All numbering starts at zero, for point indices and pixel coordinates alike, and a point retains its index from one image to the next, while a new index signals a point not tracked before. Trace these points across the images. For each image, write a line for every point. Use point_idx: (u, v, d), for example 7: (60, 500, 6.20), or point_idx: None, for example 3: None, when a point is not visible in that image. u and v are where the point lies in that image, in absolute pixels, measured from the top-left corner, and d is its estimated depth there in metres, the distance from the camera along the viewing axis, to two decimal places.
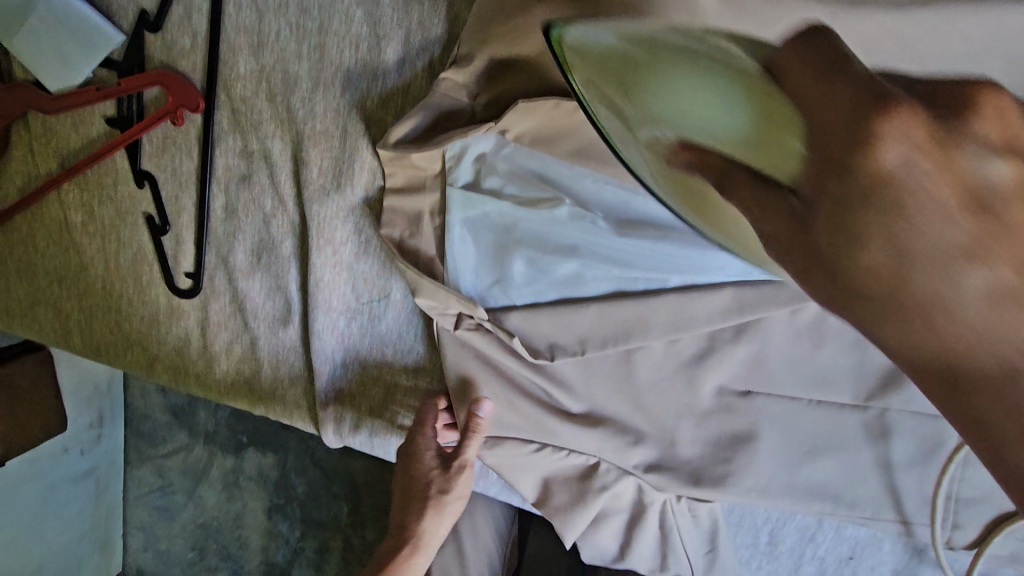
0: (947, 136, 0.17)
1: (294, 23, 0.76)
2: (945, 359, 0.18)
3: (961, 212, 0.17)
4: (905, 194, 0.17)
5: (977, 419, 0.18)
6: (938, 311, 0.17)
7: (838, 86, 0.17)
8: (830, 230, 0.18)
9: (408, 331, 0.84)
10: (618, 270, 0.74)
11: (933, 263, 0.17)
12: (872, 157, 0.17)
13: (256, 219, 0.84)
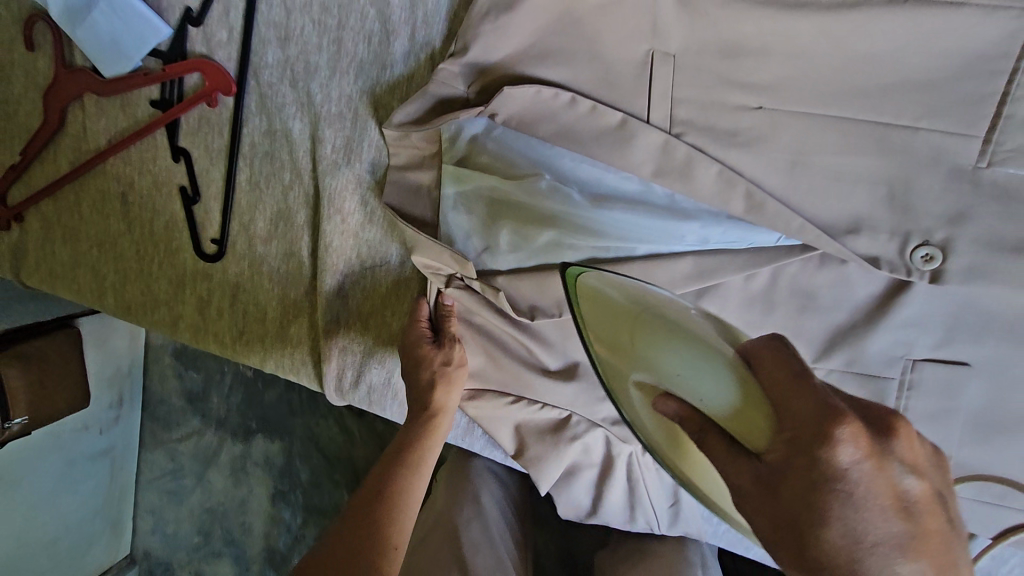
0: (865, 456, 0.41)
1: (316, 20, 0.88)
2: (784, 521, 0.42)
3: (895, 513, 0.41)
4: (844, 486, 0.40)
5: (785, 533, 0.42)
6: (834, 539, 0.41)
7: (806, 396, 0.43)
8: (796, 505, 0.42)
9: (405, 293, 0.93)
10: (590, 241, 0.83)
11: (843, 508, 0.41)
12: (831, 455, 0.40)
13: (276, 190, 0.95)
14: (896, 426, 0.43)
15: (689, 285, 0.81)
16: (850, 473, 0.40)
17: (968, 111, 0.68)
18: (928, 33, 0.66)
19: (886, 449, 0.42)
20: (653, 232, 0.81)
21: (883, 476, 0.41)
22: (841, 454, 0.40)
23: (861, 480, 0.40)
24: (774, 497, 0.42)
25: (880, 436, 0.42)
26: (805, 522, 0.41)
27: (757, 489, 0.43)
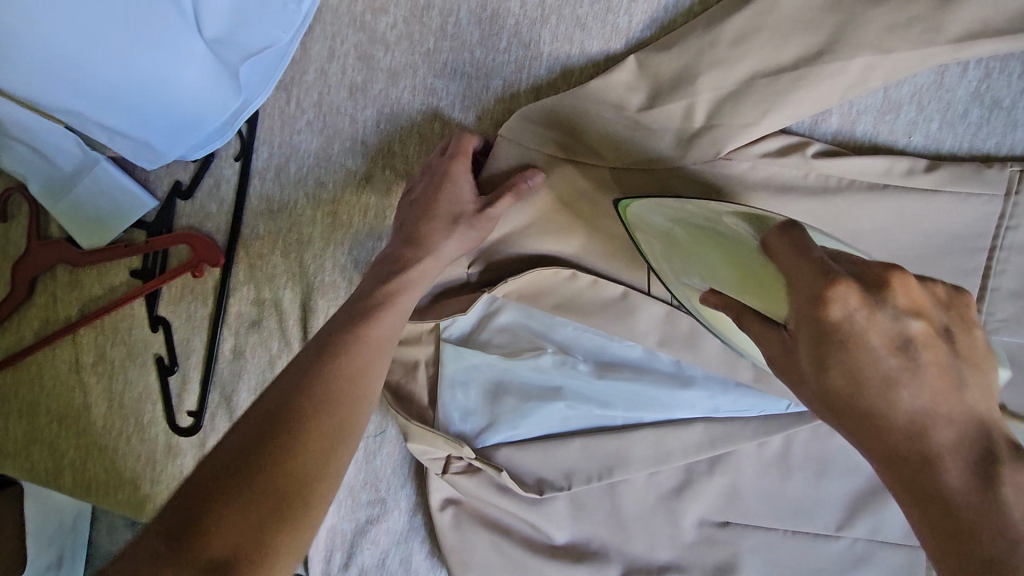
0: (866, 301, 0.40)
1: (311, 194, 0.88)
2: (845, 410, 0.39)
3: (896, 357, 0.39)
4: (856, 337, 0.39)
5: (885, 449, 0.38)
6: (898, 427, 0.38)
7: (806, 269, 0.43)
8: (838, 369, 0.39)
9: (400, 468, 0.87)
10: (599, 410, 0.80)
11: (879, 378, 0.38)
12: (826, 311, 0.40)
13: (261, 360, 0.91)
14: (895, 274, 0.41)
15: (703, 454, 0.77)
16: (872, 333, 0.39)
17: (959, 282, 0.71)
18: (909, 217, 0.71)
19: (883, 295, 0.40)
20: (661, 401, 0.78)
21: (895, 321, 0.39)
22: (857, 315, 0.39)
23: (884, 343, 0.39)
24: (821, 363, 0.40)
25: (884, 287, 0.40)
26: (855, 398, 0.39)
27: (810, 350, 0.41)
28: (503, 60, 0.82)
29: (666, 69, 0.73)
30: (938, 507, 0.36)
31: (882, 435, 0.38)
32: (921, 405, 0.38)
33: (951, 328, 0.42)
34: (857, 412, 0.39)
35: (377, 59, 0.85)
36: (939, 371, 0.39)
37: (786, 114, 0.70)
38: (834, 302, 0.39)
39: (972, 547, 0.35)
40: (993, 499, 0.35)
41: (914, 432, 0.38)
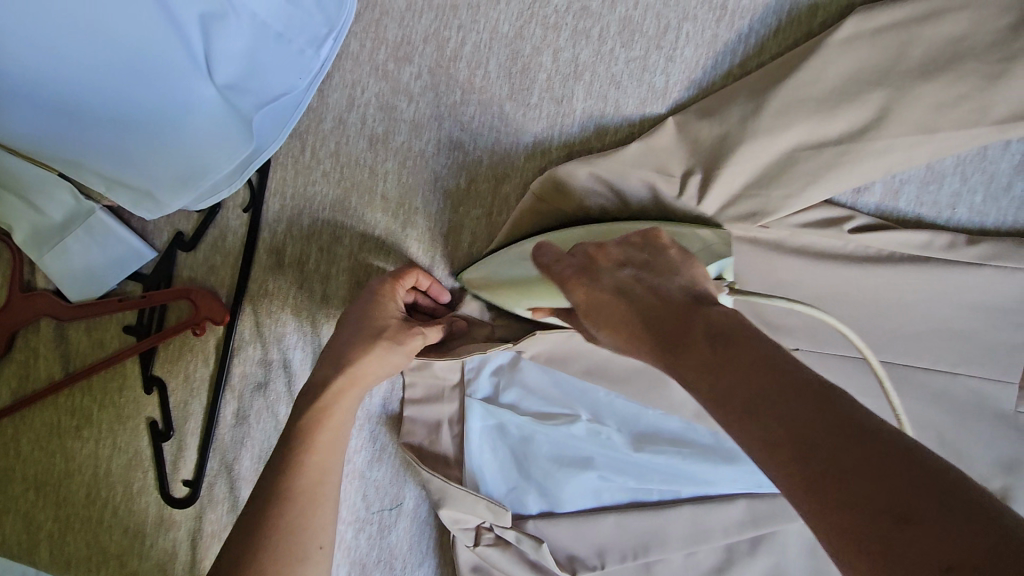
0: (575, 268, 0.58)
1: (324, 248, 0.83)
2: (628, 332, 0.52)
3: (615, 283, 0.54)
4: (580, 285, 0.56)
5: (660, 357, 0.48)
6: (631, 315, 0.51)
7: (553, 263, 0.61)
8: (592, 302, 0.55)
9: (419, 545, 0.81)
10: (634, 483, 0.75)
11: (609, 302, 0.53)
12: (569, 287, 0.57)
13: (267, 425, 0.84)
14: (599, 252, 0.59)
15: (746, 533, 0.73)
16: (605, 287, 0.54)
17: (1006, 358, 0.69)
18: (947, 288, 0.69)
19: (596, 269, 0.57)
20: (699, 475, 0.74)
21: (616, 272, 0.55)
22: (603, 281, 0.55)
23: (615, 292, 0.53)
24: (589, 308, 0.55)
25: (597, 265, 0.57)
26: (602, 314, 0.54)
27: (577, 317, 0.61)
28: (534, 116, 0.78)
29: (708, 135, 0.71)
30: (718, 387, 0.42)
31: (638, 336, 0.50)
32: (658, 305, 0.50)
33: (652, 257, 0.56)
34: (629, 331, 0.51)
35: (400, 110, 0.81)
36: (648, 290, 0.52)
37: (830, 185, 0.68)
38: (558, 273, 0.59)
39: (706, 381, 0.43)
40: (740, 355, 0.42)
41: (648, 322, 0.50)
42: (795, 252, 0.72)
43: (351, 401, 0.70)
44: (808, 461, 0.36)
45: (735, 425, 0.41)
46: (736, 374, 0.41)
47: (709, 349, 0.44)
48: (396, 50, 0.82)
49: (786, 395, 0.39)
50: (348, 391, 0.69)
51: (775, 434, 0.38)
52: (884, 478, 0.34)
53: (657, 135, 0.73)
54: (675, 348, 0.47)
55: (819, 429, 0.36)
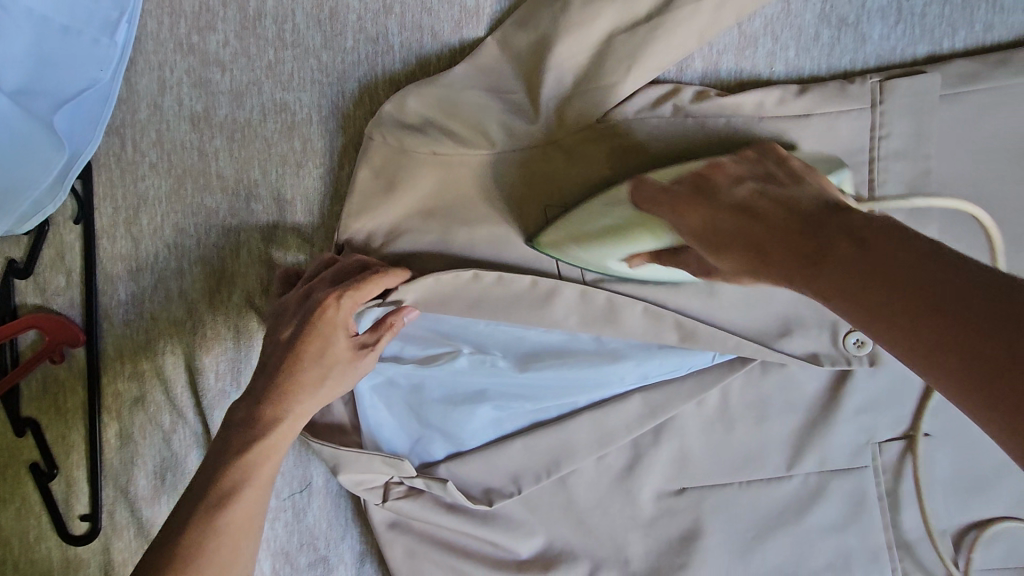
0: (690, 203, 0.53)
1: (171, 242, 0.78)
2: (747, 243, 0.48)
3: (746, 197, 0.51)
4: (714, 237, 0.51)
5: (784, 258, 0.46)
6: (732, 242, 0.49)
7: (662, 195, 0.56)
8: (701, 213, 0.52)
9: (337, 520, 0.79)
10: (531, 405, 0.75)
11: (687, 211, 0.53)
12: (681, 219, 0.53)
13: (154, 439, 0.80)
14: (713, 170, 0.55)
15: (647, 425, 0.74)
16: (690, 188, 0.55)
17: None
18: (788, 146, 0.69)
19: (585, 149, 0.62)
20: (590, 382, 0.74)
21: (669, 166, 0.59)
22: (678, 187, 0.55)
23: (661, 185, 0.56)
24: (713, 234, 0.51)
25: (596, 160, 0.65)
26: (743, 238, 0.49)
27: (703, 230, 0.52)
28: (353, 61, 0.75)
29: (526, 43, 0.70)
30: (850, 255, 0.41)
31: (749, 256, 0.48)
32: (751, 198, 0.50)
33: (774, 172, 0.53)
34: (739, 252, 0.49)
35: (215, 82, 0.77)
36: (697, 173, 0.56)
37: (650, 70, 0.68)
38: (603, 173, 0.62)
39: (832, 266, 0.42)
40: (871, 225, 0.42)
41: (782, 244, 0.46)
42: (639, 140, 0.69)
43: (342, 339, 0.64)
44: (910, 293, 0.37)
45: (839, 294, 0.41)
46: (840, 253, 0.42)
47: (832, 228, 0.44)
48: (196, 20, 0.77)
49: (869, 246, 0.41)
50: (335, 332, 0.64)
51: (864, 284, 0.40)
52: (967, 286, 0.36)
53: (480, 55, 0.71)
54: (767, 236, 0.47)
55: (886, 280, 0.39)
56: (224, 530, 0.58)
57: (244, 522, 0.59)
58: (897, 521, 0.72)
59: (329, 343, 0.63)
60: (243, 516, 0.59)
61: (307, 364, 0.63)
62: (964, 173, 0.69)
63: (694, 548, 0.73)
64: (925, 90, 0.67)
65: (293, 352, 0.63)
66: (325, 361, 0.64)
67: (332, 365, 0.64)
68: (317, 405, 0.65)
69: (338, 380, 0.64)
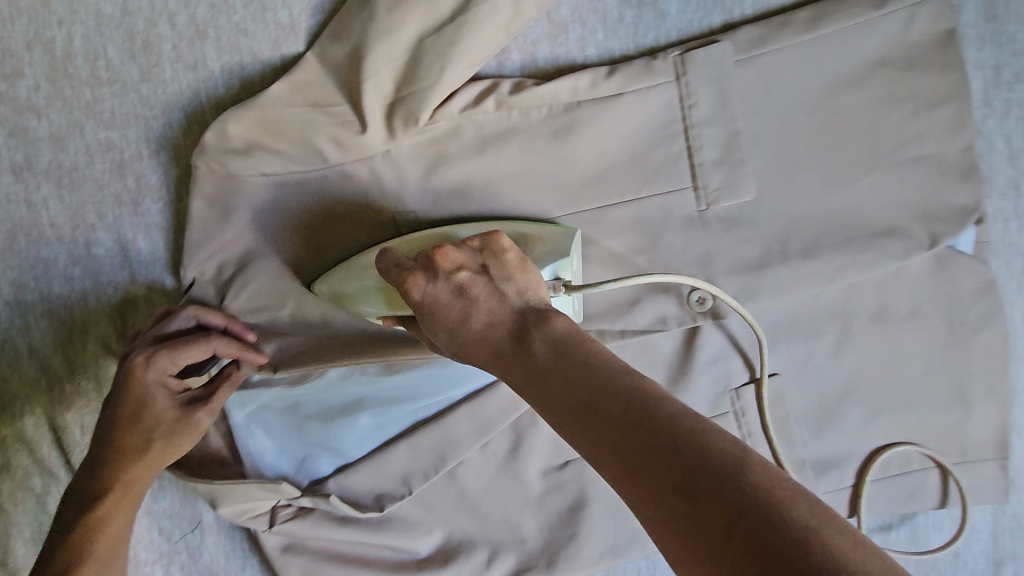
0: (476, 333, 0.50)
1: (12, 300, 0.75)
2: (565, 405, 0.44)
3: (539, 344, 0.47)
4: (525, 375, 0.47)
5: (589, 431, 0.42)
6: (540, 397, 0.46)
7: (469, 315, 0.50)
8: (510, 353, 0.48)
9: (234, 552, 0.78)
10: (409, 406, 0.77)
11: (488, 350, 0.49)
12: (484, 335, 0.50)
13: (28, 504, 0.77)
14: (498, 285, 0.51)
15: (522, 408, 0.77)
16: (546, 338, 0.47)
17: (672, 168, 0.74)
18: (605, 125, 0.73)
19: (435, 271, 0.52)
20: (461, 375, 0.76)
21: (480, 286, 0.51)
22: (535, 336, 0.48)
23: (481, 327, 0.50)
24: (534, 380, 0.46)
25: (434, 266, 0.53)
26: (544, 392, 0.46)
27: (514, 371, 0.48)
28: (175, 91, 0.74)
29: (342, 54, 0.71)
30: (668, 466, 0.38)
31: (565, 415, 0.44)
32: (576, 365, 0.45)
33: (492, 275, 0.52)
34: (547, 404, 0.45)
35: (33, 129, 0.74)
36: (485, 310, 0.50)
37: (464, 63, 0.69)
38: (416, 290, 0.53)
39: (639, 458, 0.39)
40: (694, 438, 0.39)
41: (587, 410, 0.43)
42: (471, 138, 0.73)
43: (164, 401, 0.67)
44: (725, 523, 0.36)
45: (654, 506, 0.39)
46: (646, 451, 0.39)
47: (628, 436, 0.40)
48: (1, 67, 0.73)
49: (722, 505, 0.36)
50: (155, 397, 0.66)
51: (679, 497, 0.38)
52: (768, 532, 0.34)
53: (299, 71, 0.71)
54: (591, 410, 0.42)
55: (688, 503, 0.37)
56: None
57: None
58: None
59: (149, 404, 0.66)
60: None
61: (129, 431, 0.66)
62: (768, 130, 0.74)
63: (581, 515, 0.77)
64: (720, 57, 0.72)
65: (116, 421, 0.66)
66: (150, 426, 0.66)
67: (159, 429, 0.67)
68: (154, 465, 0.67)
69: (166, 443, 0.67)
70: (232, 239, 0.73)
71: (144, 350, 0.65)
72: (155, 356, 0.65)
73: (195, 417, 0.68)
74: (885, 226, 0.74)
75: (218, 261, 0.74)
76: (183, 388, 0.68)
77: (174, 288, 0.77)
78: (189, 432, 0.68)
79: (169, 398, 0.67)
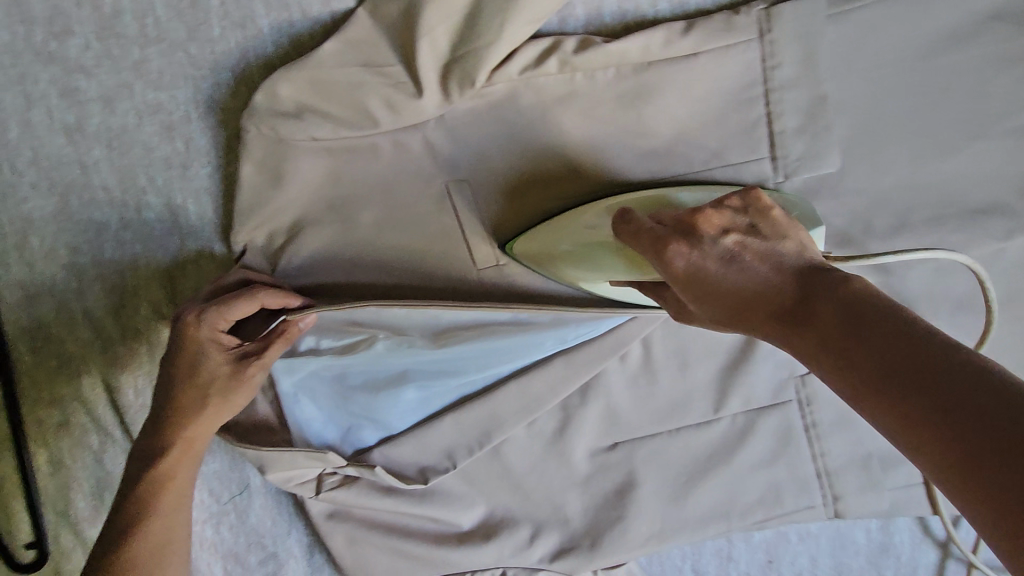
0: (743, 290, 0.46)
1: (67, 262, 0.76)
2: (843, 367, 0.40)
3: (814, 289, 0.43)
4: (787, 331, 0.43)
5: (867, 386, 0.39)
6: (810, 353, 0.42)
7: (742, 268, 0.46)
8: (778, 301, 0.44)
9: (281, 514, 0.79)
10: (455, 381, 0.74)
11: (748, 299, 0.45)
12: (735, 293, 0.46)
13: (87, 460, 0.79)
14: (699, 218, 0.50)
15: (572, 386, 0.74)
16: (833, 298, 0.42)
17: (747, 136, 0.69)
18: (670, 88, 0.68)
19: (698, 235, 0.49)
20: (509, 351, 0.72)
21: (732, 248, 0.47)
22: (821, 292, 0.43)
23: (746, 286, 0.45)
24: (806, 332, 0.42)
25: (697, 232, 0.49)
26: (819, 347, 0.42)
27: (797, 325, 0.43)
28: (224, 49, 0.71)
29: (396, 10, 0.67)
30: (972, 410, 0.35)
31: (841, 374, 0.40)
32: (869, 330, 0.40)
33: (755, 222, 0.50)
34: (820, 358, 0.42)
35: (83, 89, 0.73)
36: (766, 263, 0.47)
37: (525, 18, 0.64)
38: (678, 259, 0.48)
39: (942, 428, 0.35)
40: (1005, 405, 0.34)
41: (857, 379, 0.39)
42: (530, 103, 0.69)
43: (214, 356, 0.65)
44: None
45: (967, 479, 0.34)
46: (943, 424, 0.35)
47: (942, 383, 0.36)
48: (51, 24, 0.72)
49: None
50: (206, 351, 0.65)
51: (986, 457, 0.33)
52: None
53: (351, 28, 0.68)
54: (882, 372, 0.38)
55: (1017, 482, 0.32)
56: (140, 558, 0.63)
57: (151, 550, 0.64)
58: (823, 447, 0.73)
59: (203, 360, 0.65)
60: (149, 543, 0.64)
61: (187, 388, 0.65)
62: (856, 96, 0.67)
63: (631, 499, 0.74)
64: (810, 13, 0.65)
65: (176, 378, 0.65)
66: (202, 382, 0.65)
67: (213, 386, 0.65)
68: (212, 420, 0.66)
69: (223, 398, 0.66)
70: (279, 204, 0.71)
71: (194, 306, 0.64)
72: (205, 310, 0.64)
73: (247, 372, 0.65)
74: (984, 203, 0.68)
75: (267, 229, 0.72)
76: (234, 344, 0.66)
77: (223, 257, 0.76)
78: (243, 387, 0.66)
79: (222, 355, 0.65)
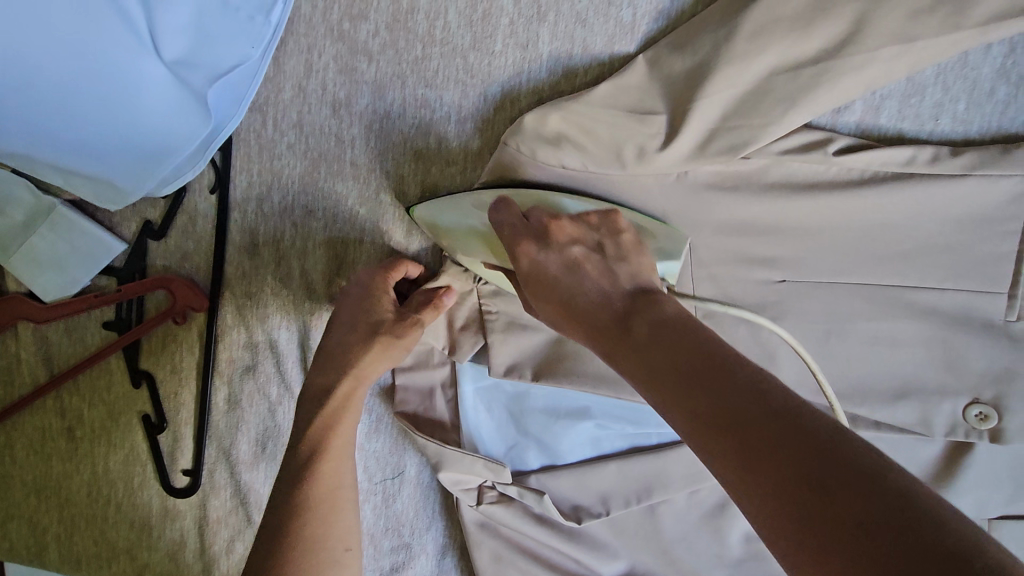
0: (541, 271, 0.56)
1: (298, 223, 0.81)
2: (609, 334, 0.49)
3: (603, 283, 0.53)
4: (577, 298, 0.53)
5: (625, 351, 0.47)
6: (599, 326, 0.50)
7: (572, 275, 0.54)
8: (573, 275, 0.54)
9: (425, 510, 0.81)
10: (632, 429, 0.76)
11: (541, 275, 0.56)
12: (544, 256, 0.56)
13: (261, 407, 0.83)
14: (554, 222, 0.59)
15: None
16: (647, 316, 0.48)
17: (998, 268, 0.67)
18: (933, 204, 0.67)
19: (548, 241, 0.57)
20: None
21: (599, 267, 0.55)
22: (636, 312, 0.49)
23: (595, 296, 0.52)
24: (617, 325, 0.49)
25: (548, 234, 0.58)
26: (608, 322, 0.50)
27: (609, 317, 0.50)
28: (500, 65, 0.75)
29: (681, 66, 0.67)
30: (737, 436, 0.38)
31: (610, 338, 0.49)
32: (640, 322, 0.48)
33: (604, 241, 0.58)
34: (599, 336, 0.50)
35: (361, 71, 0.78)
36: (600, 276, 0.54)
37: (814, 109, 0.64)
38: (524, 256, 0.57)
39: (687, 370, 0.42)
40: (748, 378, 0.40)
41: (624, 332, 0.48)
42: (785, 184, 0.69)
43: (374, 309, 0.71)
44: (777, 454, 0.36)
45: (749, 478, 0.37)
46: (695, 381, 0.42)
47: (658, 342, 0.45)
48: (350, 7, 0.77)
49: (779, 435, 0.36)
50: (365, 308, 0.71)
51: (745, 434, 0.38)
52: (823, 511, 0.33)
53: (628, 74, 0.70)
54: (644, 343, 0.46)
55: (773, 445, 0.36)
56: (320, 502, 0.65)
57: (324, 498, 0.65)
58: None
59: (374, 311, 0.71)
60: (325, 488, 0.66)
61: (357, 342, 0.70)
62: None
63: None
64: None
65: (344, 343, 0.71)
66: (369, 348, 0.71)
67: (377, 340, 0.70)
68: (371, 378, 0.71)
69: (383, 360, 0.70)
70: None
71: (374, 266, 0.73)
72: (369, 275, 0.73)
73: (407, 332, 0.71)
74: None
75: None
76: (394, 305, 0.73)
77: (436, 256, 0.80)
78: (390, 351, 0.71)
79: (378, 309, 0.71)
